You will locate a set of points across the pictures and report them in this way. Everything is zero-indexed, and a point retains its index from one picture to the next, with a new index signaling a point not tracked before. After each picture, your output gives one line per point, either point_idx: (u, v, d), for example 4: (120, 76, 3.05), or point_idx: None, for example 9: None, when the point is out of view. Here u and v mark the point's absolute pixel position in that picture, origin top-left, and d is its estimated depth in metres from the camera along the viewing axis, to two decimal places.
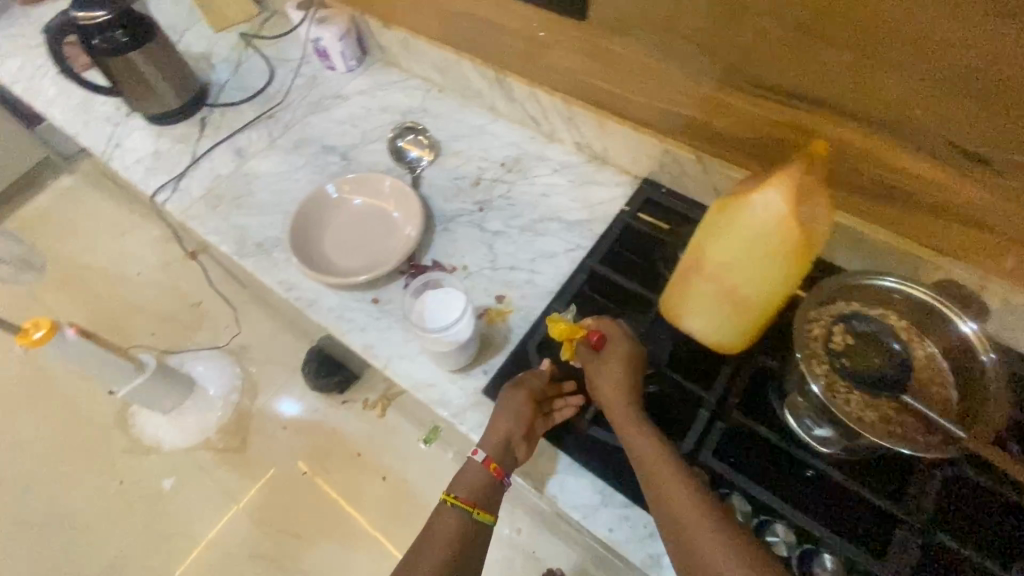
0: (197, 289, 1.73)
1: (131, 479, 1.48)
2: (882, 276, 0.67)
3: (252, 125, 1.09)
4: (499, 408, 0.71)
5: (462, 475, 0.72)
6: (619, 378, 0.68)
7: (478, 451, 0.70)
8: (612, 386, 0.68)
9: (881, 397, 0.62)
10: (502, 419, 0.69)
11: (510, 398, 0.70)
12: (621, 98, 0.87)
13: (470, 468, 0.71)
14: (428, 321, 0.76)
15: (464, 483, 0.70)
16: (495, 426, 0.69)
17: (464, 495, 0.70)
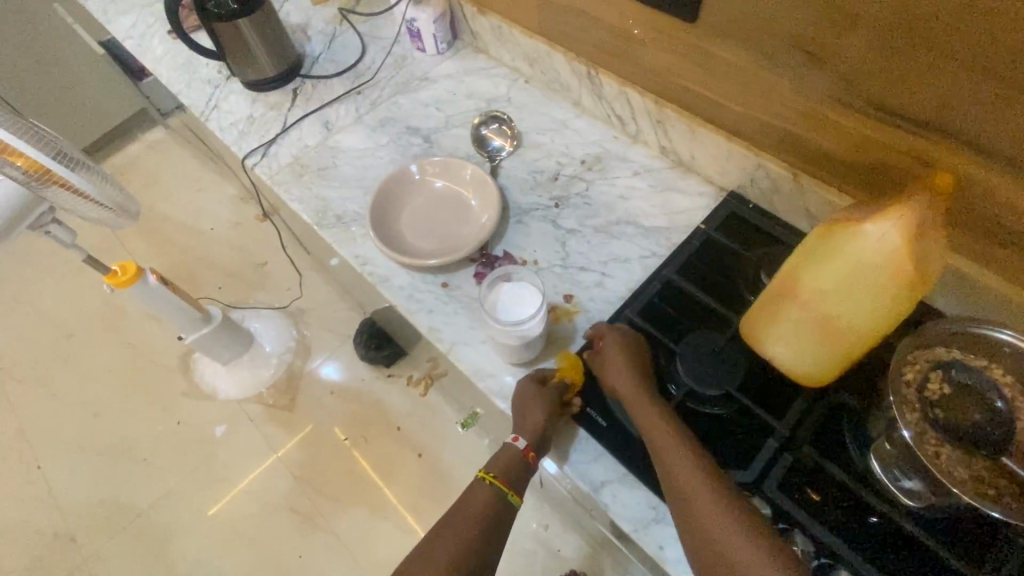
0: (268, 250, 1.82)
1: (190, 420, 1.59)
2: (997, 328, 0.59)
3: (341, 99, 1.13)
4: (524, 401, 0.72)
5: (497, 454, 0.74)
6: (625, 350, 0.72)
7: (518, 438, 0.71)
8: (619, 358, 0.71)
9: (976, 456, 0.57)
10: (532, 407, 0.71)
11: (532, 390, 0.73)
12: (718, 106, 0.84)
13: (505, 450, 0.73)
14: (501, 313, 0.76)
15: (500, 462, 0.72)
16: (530, 413, 0.71)
17: (500, 475, 0.72)
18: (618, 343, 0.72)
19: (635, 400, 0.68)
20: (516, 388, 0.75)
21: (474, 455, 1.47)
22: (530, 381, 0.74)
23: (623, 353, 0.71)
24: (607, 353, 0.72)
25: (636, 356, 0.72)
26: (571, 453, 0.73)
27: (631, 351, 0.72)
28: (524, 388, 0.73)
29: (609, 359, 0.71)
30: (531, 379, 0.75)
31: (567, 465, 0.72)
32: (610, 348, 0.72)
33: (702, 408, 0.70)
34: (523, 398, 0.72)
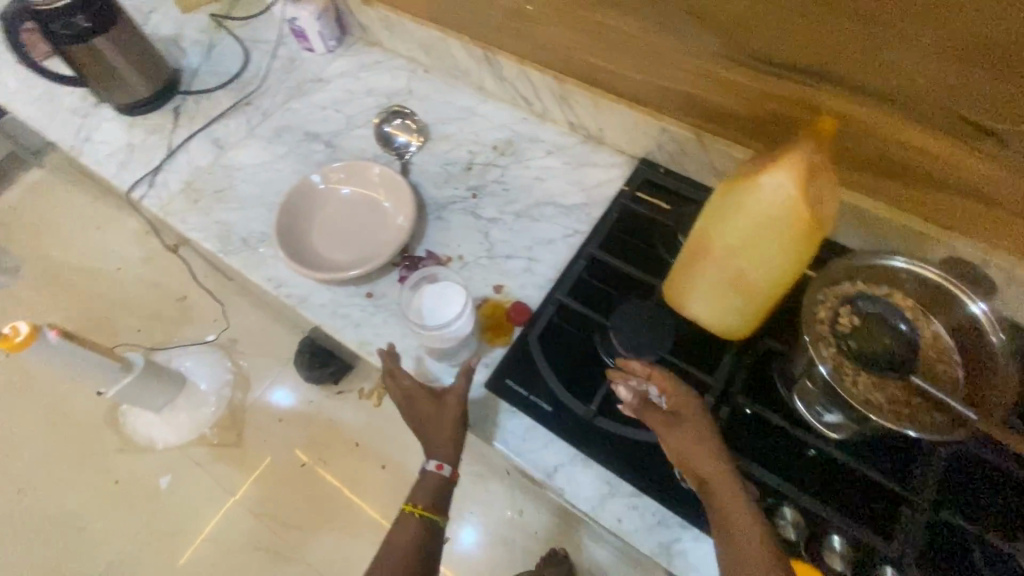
0: (184, 282, 1.70)
1: (128, 477, 1.48)
2: (891, 256, 0.64)
3: (229, 113, 1.04)
4: (428, 423, 0.72)
5: (421, 482, 0.73)
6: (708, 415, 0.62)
7: (442, 466, 0.72)
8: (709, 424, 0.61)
9: (889, 378, 0.60)
10: (439, 428, 0.71)
11: (433, 409, 0.72)
12: (617, 76, 0.84)
13: (428, 479, 0.72)
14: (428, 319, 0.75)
15: (425, 492, 0.72)
16: (440, 436, 0.71)
17: (427, 505, 0.71)
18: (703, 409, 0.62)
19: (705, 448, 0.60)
20: (413, 411, 0.73)
21: None
22: (425, 401, 0.72)
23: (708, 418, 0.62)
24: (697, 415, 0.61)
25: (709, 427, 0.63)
26: (521, 445, 0.72)
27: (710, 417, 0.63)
28: (424, 409, 0.72)
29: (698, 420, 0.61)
30: (423, 395, 0.72)
31: (520, 457, 0.71)
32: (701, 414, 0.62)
33: None
34: (426, 422, 0.72)
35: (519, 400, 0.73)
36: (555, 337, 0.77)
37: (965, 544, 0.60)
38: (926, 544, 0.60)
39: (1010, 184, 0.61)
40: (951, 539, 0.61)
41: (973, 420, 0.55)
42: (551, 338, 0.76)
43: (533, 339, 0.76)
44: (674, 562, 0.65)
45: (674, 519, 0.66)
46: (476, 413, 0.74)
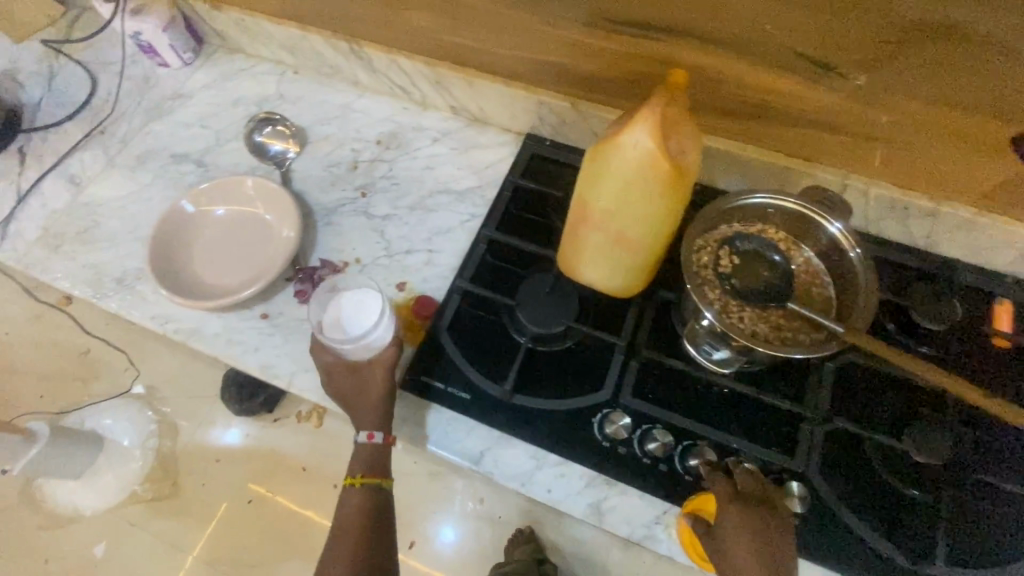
0: (82, 335, 1.55)
1: (58, 555, 1.37)
2: (751, 194, 0.66)
3: (82, 146, 0.95)
4: (352, 395, 0.70)
5: (356, 454, 0.73)
6: (755, 524, 0.57)
7: (373, 436, 0.70)
8: (742, 534, 0.56)
9: (770, 308, 0.65)
10: (363, 400, 0.70)
11: (354, 381, 0.70)
12: (486, 54, 0.83)
13: (361, 451, 0.71)
14: (341, 330, 0.71)
15: (362, 462, 0.72)
16: (367, 407, 0.70)
17: (366, 473, 0.72)
18: (749, 520, 0.57)
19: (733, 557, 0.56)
20: (337, 387, 0.71)
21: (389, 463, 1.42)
22: (345, 374, 0.70)
23: (746, 527, 0.56)
24: (728, 525, 0.57)
25: (770, 535, 0.56)
26: (444, 438, 0.71)
27: (760, 525, 0.56)
28: (346, 382, 0.70)
29: (729, 530, 0.57)
30: (344, 368, 0.71)
31: (445, 450, 0.70)
32: (735, 527, 0.57)
33: (554, 348, 0.73)
34: (349, 396, 0.70)
35: (436, 393, 0.72)
36: (464, 323, 0.76)
37: (859, 448, 0.65)
38: (826, 455, 0.65)
39: (847, 109, 0.67)
40: (849, 446, 0.66)
41: (842, 333, 0.58)
42: (460, 326, 0.75)
43: (441, 332, 0.74)
44: (605, 519, 0.66)
45: (600, 478, 0.68)
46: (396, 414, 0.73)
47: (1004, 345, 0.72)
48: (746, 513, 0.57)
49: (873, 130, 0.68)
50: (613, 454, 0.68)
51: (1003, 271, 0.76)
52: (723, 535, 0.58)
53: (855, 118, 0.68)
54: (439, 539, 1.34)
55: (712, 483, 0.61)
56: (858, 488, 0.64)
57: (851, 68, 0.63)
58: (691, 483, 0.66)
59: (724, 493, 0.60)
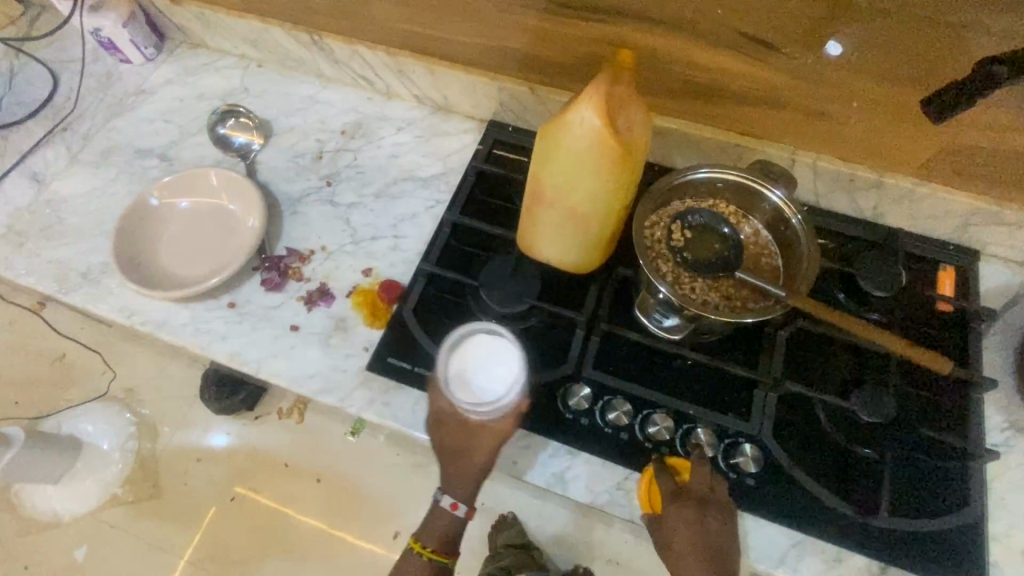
0: (58, 340, 1.53)
1: (38, 560, 1.36)
2: (696, 169, 0.69)
3: (45, 143, 0.94)
4: (452, 454, 0.69)
5: (430, 525, 0.75)
6: (695, 525, 0.63)
7: (457, 505, 0.73)
8: (685, 533, 0.63)
9: (721, 278, 0.67)
10: (463, 463, 0.69)
11: (461, 445, 0.68)
12: (447, 41, 0.85)
13: (440, 521, 0.75)
14: (466, 378, 0.65)
15: (435, 535, 0.75)
16: (460, 465, 0.70)
17: (436, 547, 0.75)
18: (689, 520, 0.63)
19: (677, 549, 0.64)
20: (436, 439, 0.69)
21: (369, 455, 1.42)
22: (451, 433, 0.68)
23: (688, 527, 0.63)
24: (672, 524, 0.64)
25: (709, 533, 0.63)
26: (412, 416, 0.72)
27: (700, 527, 0.63)
28: (451, 440, 0.69)
29: (673, 527, 0.64)
30: (454, 427, 0.67)
31: (412, 428, 0.71)
32: (677, 526, 0.63)
33: (518, 326, 0.75)
34: (446, 452, 0.69)
35: (402, 373, 0.73)
36: (429, 305, 0.77)
37: (810, 410, 0.68)
38: (779, 418, 0.68)
39: (790, 87, 0.71)
40: (801, 408, 0.69)
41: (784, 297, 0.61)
42: (425, 308, 0.77)
43: (407, 315, 0.76)
44: (568, 489, 0.68)
45: (564, 449, 0.70)
46: (364, 396, 0.73)
47: (947, 309, 0.75)
48: (688, 516, 0.63)
49: (815, 106, 0.72)
50: (577, 425, 0.70)
51: (945, 239, 0.80)
52: (668, 530, 0.64)
53: (799, 94, 0.72)
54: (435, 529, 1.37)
55: (657, 482, 0.65)
56: (810, 448, 0.67)
57: (788, 43, 0.67)
58: (651, 450, 0.68)
59: (668, 493, 0.64)
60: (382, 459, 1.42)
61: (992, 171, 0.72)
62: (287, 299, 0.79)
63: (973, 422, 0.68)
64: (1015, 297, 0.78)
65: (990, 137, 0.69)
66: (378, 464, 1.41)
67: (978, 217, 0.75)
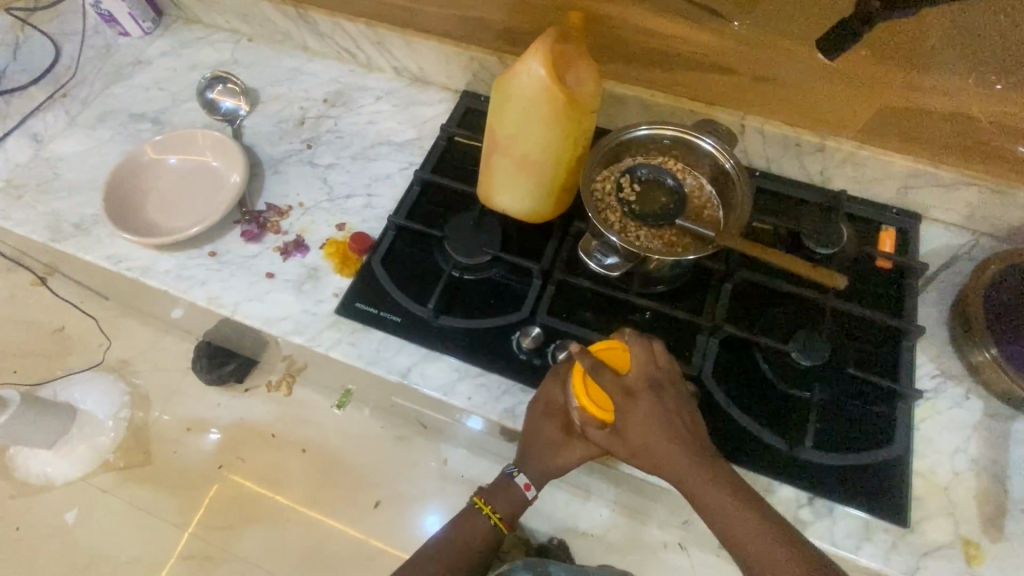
0: (55, 313, 1.46)
1: (29, 523, 1.28)
2: (637, 126, 0.74)
3: (45, 107, 1.01)
4: (545, 445, 0.70)
5: (501, 493, 0.77)
6: (655, 412, 0.62)
7: (530, 486, 0.75)
8: (648, 423, 0.62)
9: (664, 227, 0.72)
10: (554, 454, 0.71)
11: (559, 439, 0.70)
12: (420, 13, 0.91)
13: (511, 495, 0.76)
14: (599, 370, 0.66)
15: (505, 502, 0.76)
16: (543, 453, 0.71)
17: (505, 515, 0.77)
18: (647, 408, 0.62)
19: (646, 441, 0.62)
20: (534, 423, 0.69)
21: (352, 428, 1.31)
22: (555, 428, 0.69)
23: (649, 416, 0.62)
24: (631, 418, 0.62)
25: (670, 414, 0.62)
26: (376, 355, 0.77)
27: (661, 411, 0.62)
28: (549, 430, 0.69)
29: (635, 422, 0.62)
30: (558, 422, 0.69)
31: (376, 365, 0.76)
32: (633, 419, 0.62)
33: (478, 275, 0.80)
34: (537, 439, 0.70)
35: (369, 316, 0.78)
36: (397, 256, 0.82)
37: (751, 353, 0.73)
38: (720, 360, 0.72)
39: (738, 51, 0.76)
40: (742, 352, 0.73)
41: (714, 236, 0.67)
42: (393, 259, 0.81)
43: (377, 263, 0.81)
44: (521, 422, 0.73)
45: (517, 387, 0.74)
46: (333, 337, 0.78)
47: (886, 265, 0.79)
48: (645, 403, 0.62)
49: (759, 70, 0.77)
50: (530, 365, 0.75)
51: (887, 204, 0.84)
52: (629, 426, 0.62)
53: (746, 58, 0.76)
54: (432, 509, 1.24)
55: (599, 380, 0.62)
56: (748, 388, 0.71)
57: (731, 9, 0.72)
58: None
59: (615, 388, 0.62)
60: (371, 434, 1.30)
61: (932, 132, 0.76)
62: (265, 249, 0.84)
63: (903, 367, 0.72)
64: (953, 258, 0.82)
65: (934, 99, 0.72)
66: (368, 440, 1.29)
67: (917, 179, 0.80)
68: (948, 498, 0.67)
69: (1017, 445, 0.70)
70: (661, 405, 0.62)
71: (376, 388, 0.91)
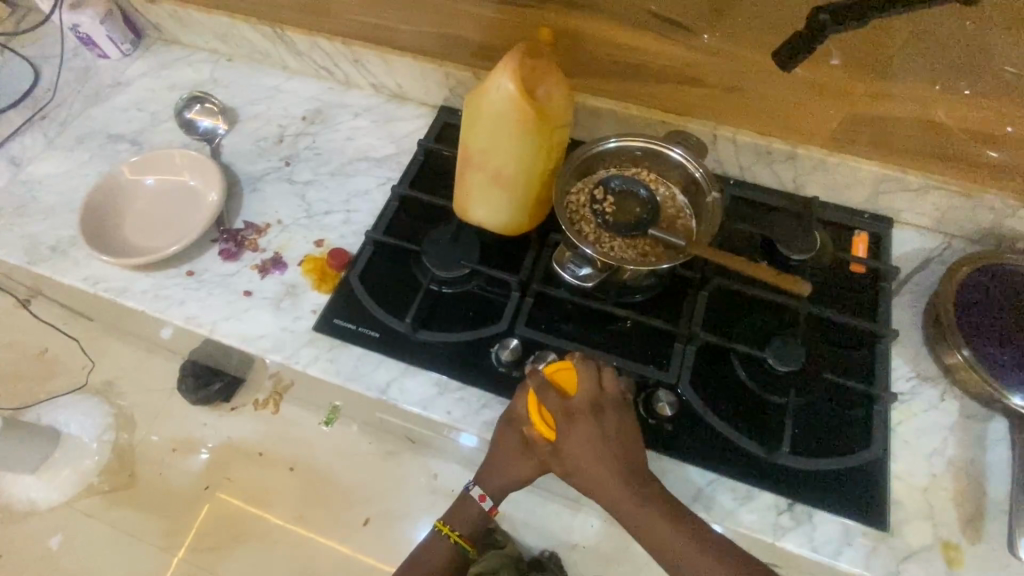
0: (38, 335, 1.45)
1: (10, 550, 1.26)
2: (606, 138, 0.75)
3: (24, 130, 1.01)
4: (504, 457, 0.70)
5: (460, 511, 0.78)
6: (592, 436, 0.63)
7: (485, 498, 0.75)
8: (585, 447, 0.63)
9: (638, 237, 0.73)
10: (511, 470, 0.70)
11: (519, 452, 0.69)
12: (396, 31, 0.92)
13: (469, 510, 0.77)
14: None
15: (464, 521, 0.78)
16: (502, 466, 0.71)
17: (464, 531, 0.78)
18: (585, 433, 0.63)
19: (582, 462, 0.64)
20: (496, 435, 0.70)
21: (340, 444, 1.29)
22: (515, 441, 0.69)
23: (587, 440, 0.63)
24: (570, 440, 0.63)
25: (608, 440, 0.63)
26: (354, 372, 0.76)
27: (599, 436, 0.63)
28: (511, 441, 0.69)
29: (572, 444, 0.63)
30: (518, 434, 0.69)
31: (355, 382, 0.76)
32: (569, 441, 0.63)
33: (456, 288, 0.80)
34: (499, 449, 0.70)
35: (348, 332, 0.78)
36: (375, 271, 0.82)
37: (728, 360, 0.73)
38: (697, 368, 0.73)
39: (707, 63, 0.78)
40: (718, 358, 0.74)
41: (686, 245, 0.67)
42: (371, 275, 0.81)
43: (354, 279, 0.81)
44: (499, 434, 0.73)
45: (496, 400, 0.74)
46: (310, 354, 0.78)
47: (860, 270, 0.80)
48: (585, 426, 0.63)
49: (727, 81, 0.79)
50: (509, 377, 0.75)
51: (861, 208, 0.85)
52: (567, 448, 0.64)
53: (715, 70, 0.78)
54: (421, 526, 1.22)
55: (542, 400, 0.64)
56: (725, 395, 0.71)
57: (696, 22, 0.74)
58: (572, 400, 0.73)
59: (557, 409, 0.64)
60: (358, 450, 1.29)
61: (900, 138, 0.77)
62: (243, 267, 0.84)
63: (879, 370, 0.72)
64: (925, 261, 0.83)
65: (899, 106, 0.74)
66: (356, 457, 1.28)
67: (886, 184, 0.81)
68: (926, 500, 0.68)
69: (993, 445, 0.70)
70: (600, 431, 0.64)
71: (360, 404, 0.90)
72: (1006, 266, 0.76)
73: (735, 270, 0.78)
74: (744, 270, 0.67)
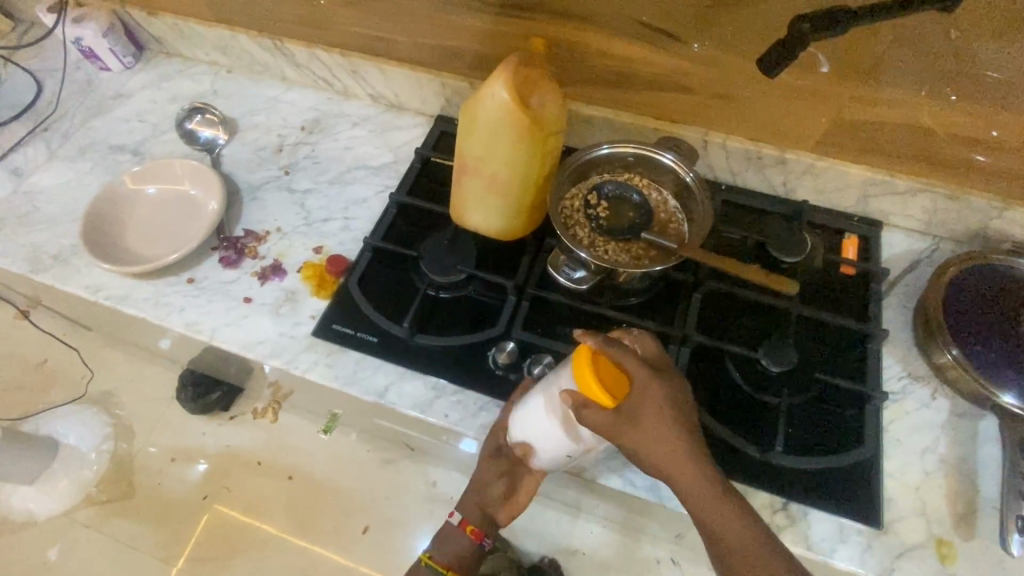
0: (37, 346, 1.45)
1: (8, 561, 1.25)
2: (599, 146, 0.78)
3: (27, 141, 1.02)
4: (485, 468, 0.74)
5: (440, 537, 0.79)
6: (673, 399, 0.60)
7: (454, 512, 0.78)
8: (670, 408, 0.59)
9: (631, 241, 0.74)
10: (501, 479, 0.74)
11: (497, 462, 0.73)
12: (394, 43, 0.94)
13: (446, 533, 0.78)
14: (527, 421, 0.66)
15: (438, 543, 0.78)
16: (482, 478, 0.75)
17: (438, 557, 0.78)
18: (667, 393, 0.60)
19: (655, 427, 0.58)
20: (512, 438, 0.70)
21: (338, 453, 1.29)
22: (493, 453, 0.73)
23: (670, 401, 0.59)
24: (654, 401, 0.59)
25: (684, 405, 0.61)
26: (353, 376, 0.77)
27: (678, 398, 0.60)
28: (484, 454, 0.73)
29: (653, 406, 0.59)
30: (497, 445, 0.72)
31: (354, 386, 0.77)
32: (653, 401, 0.59)
33: (453, 293, 0.81)
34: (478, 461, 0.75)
35: (346, 338, 0.79)
36: (373, 277, 0.83)
37: (723, 361, 0.75)
38: (691, 369, 0.74)
39: (697, 72, 0.79)
40: (712, 359, 0.75)
41: (677, 247, 0.69)
42: (369, 280, 0.83)
43: (352, 285, 0.82)
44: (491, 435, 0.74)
45: (493, 403, 0.75)
46: (310, 359, 0.78)
47: (851, 272, 0.82)
48: (665, 386, 0.60)
49: (718, 89, 0.80)
50: (506, 380, 0.75)
51: (850, 212, 0.87)
52: (647, 412, 0.58)
53: (705, 78, 0.80)
54: (421, 533, 1.22)
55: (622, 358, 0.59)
56: (720, 395, 0.72)
57: (686, 32, 0.76)
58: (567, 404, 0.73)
59: (638, 366, 0.59)
60: (356, 459, 1.29)
61: (887, 143, 0.79)
62: (243, 274, 0.86)
63: (869, 369, 0.73)
64: (914, 262, 0.84)
65: (884, 111, 0.76)
66: (353, 465, 1.28)
67: (875, 188, 0.83)
68: (918, 497, 0.68)
69: (985, 444, 0.71)
70: (677, 396, 0.60)
71: (358, 411, 0.91)
72: (993, 266, 0.77)
73: (727, 273, 0.79)
74: (734, 272, 0.69)
